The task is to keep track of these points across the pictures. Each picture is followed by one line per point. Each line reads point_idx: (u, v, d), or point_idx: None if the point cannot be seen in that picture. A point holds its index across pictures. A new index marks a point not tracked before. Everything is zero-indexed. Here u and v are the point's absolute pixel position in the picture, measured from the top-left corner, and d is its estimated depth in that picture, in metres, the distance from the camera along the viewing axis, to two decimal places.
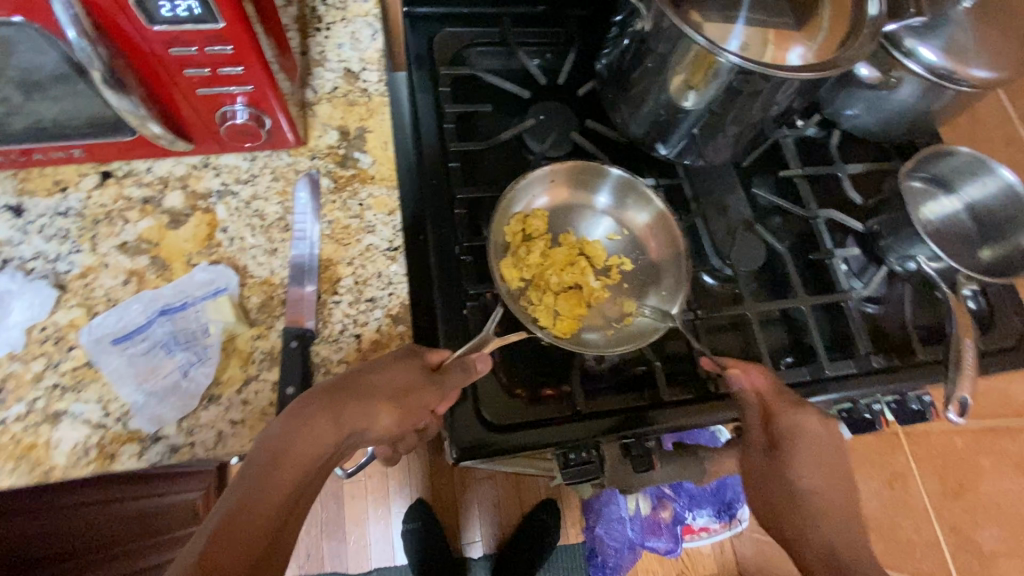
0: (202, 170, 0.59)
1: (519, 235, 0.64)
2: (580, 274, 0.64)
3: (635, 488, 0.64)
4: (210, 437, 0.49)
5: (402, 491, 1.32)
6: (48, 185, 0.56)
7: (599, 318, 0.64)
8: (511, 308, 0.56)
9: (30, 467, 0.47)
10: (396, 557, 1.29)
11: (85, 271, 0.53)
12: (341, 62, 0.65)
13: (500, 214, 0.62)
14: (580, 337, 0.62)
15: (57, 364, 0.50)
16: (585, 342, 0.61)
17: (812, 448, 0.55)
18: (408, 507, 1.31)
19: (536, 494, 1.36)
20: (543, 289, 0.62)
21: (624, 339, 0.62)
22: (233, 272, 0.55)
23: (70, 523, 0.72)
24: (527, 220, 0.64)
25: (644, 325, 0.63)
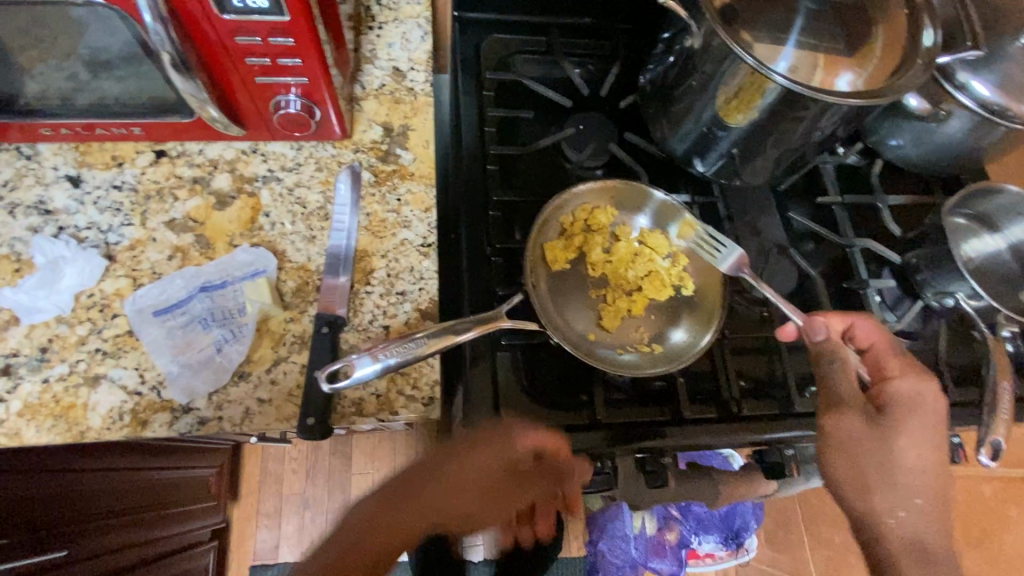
0: (250, 155, 0.61)
1: (579, 224, 0.59)
2: (619, 275, 0.59)
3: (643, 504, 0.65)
4: (238, 413, 0.51)
5: None
6: (107, 159, 0.59)
7: (616, 328, 0.58)
8: (533, 301, 0.54)
9: (67, 426, 0.49)
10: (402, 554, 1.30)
11: (134, 243, 0.56)
12: (390, 61, 0.68)
13: (562, 200, 0.59)
14: (599, 351, 0.56)
15: (101, 331, 0.52)
16: (604, 357, 0.55)
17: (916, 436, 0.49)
18: None
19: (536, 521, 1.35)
20: (578, 289, 0.59)
21: (650, 364, 0.56)
22: (272, 255, 0.57)
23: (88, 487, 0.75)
24: (592, 212, 0.60)
25: (668, 354, 0.57)
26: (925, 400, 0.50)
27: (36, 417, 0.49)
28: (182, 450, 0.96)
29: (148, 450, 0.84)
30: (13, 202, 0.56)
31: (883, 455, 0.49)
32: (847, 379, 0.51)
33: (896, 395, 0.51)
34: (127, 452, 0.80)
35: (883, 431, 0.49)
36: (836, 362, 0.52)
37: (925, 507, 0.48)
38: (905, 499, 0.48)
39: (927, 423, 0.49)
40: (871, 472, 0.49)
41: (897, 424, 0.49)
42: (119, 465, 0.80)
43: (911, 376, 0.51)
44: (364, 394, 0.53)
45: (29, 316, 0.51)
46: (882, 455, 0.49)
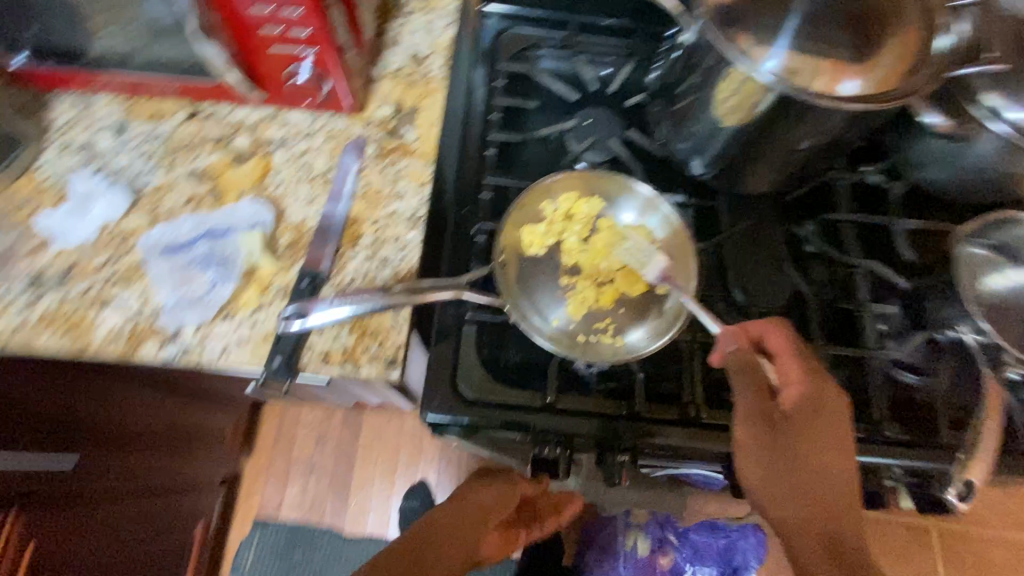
0: (271, 120, 0.67)
1: (561, 212, 0.60)
2: (593, 266, 0.59)
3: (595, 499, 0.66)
4: (217, 347, 0.56)
5: (407, 471, 1.45)
6: (149, 113, 0.66)
7: (582, 316, 0.58)
8: (498, 276, 0.55)
9: (75, 337, 0.55)
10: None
11: (158, 188, 0.62)
12: (412, 46, 0.72)
13: (546, 185, 0.60)
14: (558, 335, 0.57)
15: (117, 260, 0.59)
16: (560, 341, 0.56)
17: (820, 436, 0.51)
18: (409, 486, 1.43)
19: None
20: (550, 274, 0.59)
21: (607, 354, 0.55)
22: (272, 211, 0.62)
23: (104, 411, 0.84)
24: (576, 202, 0.60)
25: (628, 348, 0.56)
26: (824, 402, 0.51)
27: (53, 326, 0.56)
28: (209, 404, 1.04)
29: (181, 401, 0.93)
30: (67, 143, 0.64)
31: (792, 464, 0.50)
32: (757, 388, 0.50)
33: (795, 402, 0.51)
34: (164, 401, 0.88)
35: (788, 439, 0.51)
36: (744, 373, 0.51)
37: (831, 506, 0.51)
38: (809, 502, 0.50)
39: (824, 426, 0.51)
40: (784, 482, 0.50)
41: (800, 432, 0.51)
42: (150, 410, 0.88)
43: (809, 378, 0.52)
44: (331, 347, 0.57)
45: (61, 240, 0.59)
46: (790, 464, 0.50)
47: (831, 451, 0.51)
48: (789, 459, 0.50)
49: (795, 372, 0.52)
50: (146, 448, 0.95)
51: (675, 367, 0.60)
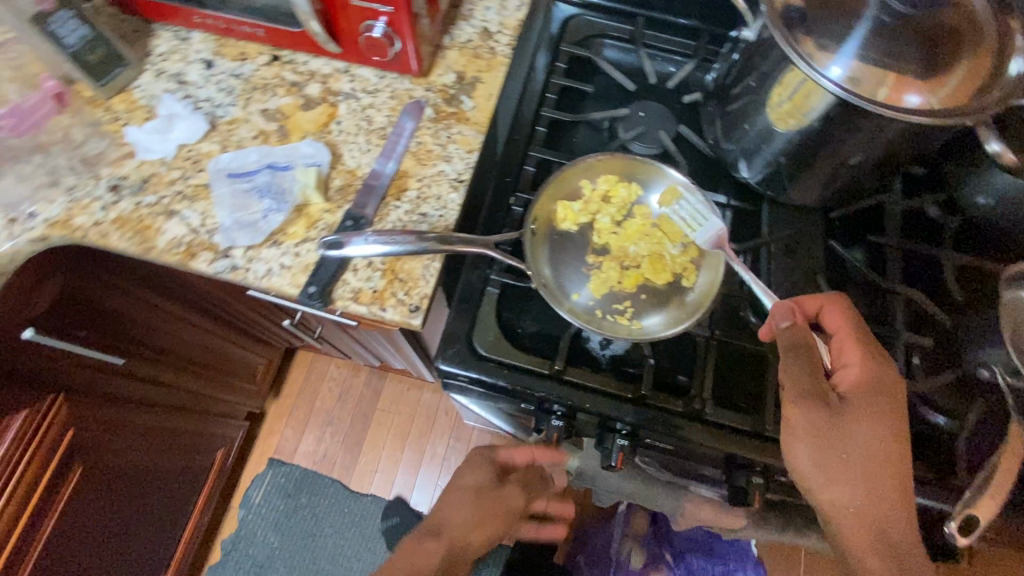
0: (342, 73, 0.72)
1: (598, 193, 0.61)
2: (621, 248, 0.60)
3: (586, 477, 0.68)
4: (261, 269, 0.60)
5: (418, 440, 1.52)
6: (236, 53, 0.72)
7: (602, 295, 0.58)
8: (528, 241, 0.57)
9: (143, 240, 0.62)
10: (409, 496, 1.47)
11: (233, 120, 0.68)
12: (482, 21, 0.75)
13: (587, 165, 0.61)
14: (576, 308, 0.57)
15: (188, 178, 0.65)
16: (578, 313, 0.57)
17: (867, 418, 0.51)
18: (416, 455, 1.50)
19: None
20: (577, 250, 0.60)
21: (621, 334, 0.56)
22: (330, 154, 0.66)
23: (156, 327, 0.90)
24: (615, 185, 0.61)
25: (644, 332, 0.56)
26: (879, 385, 0.52)
27: (126, 227, 0.62)
28: (238, 330, 1.11)
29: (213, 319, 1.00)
30: (163, 70, 0.71)
31: (843, 446, 0.51)
32: (812, 366, 0.52)
33: (851, 381, 0.53)
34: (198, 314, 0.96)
35: (842, 420, 0.52)
36: (796, 348, 0.52)
37: (879, 488, 0.51)
38: (854, 482, 0.51)
39: (878, 410, 0.52)
40: (835, 464, 0.50)
41: (855, 415, 0.52)
42: (186, 324, 0.95)
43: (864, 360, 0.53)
44: (363, 287, 0.60)
45: (144, 154, 0.65)
46: (843, 447, 0.51)
47: (887, 437, 0.51)
48: (836, 441, 0.51)
49: (850, 355, 0.54)
50: (187, 367, 1.03)
51: (691, 352, 0.60)
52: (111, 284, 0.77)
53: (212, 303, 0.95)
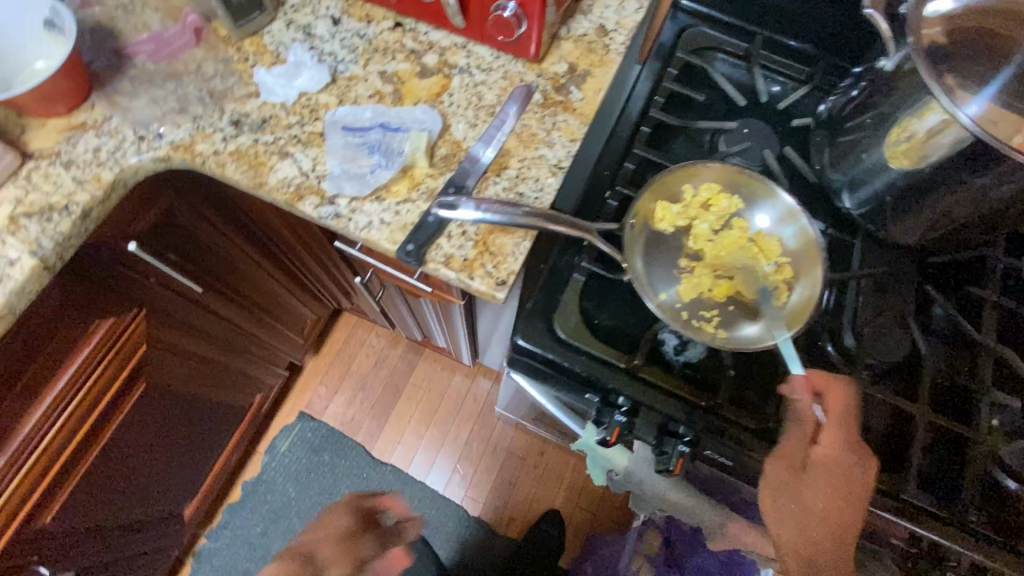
0: (459, 48, 0.74)
1: (699, 199, 0.61)
2: (716, 257, 0.60)
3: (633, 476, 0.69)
4: (362, 221, 0.63)
5: (444, 421, 1.55)
6: (362, 14, 0.75)
7: (690, 299, 0.59)
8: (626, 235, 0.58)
9: (257, 175, 0.65)
10: (427, 473, 1.51)
11: (352, 77, 0.71)
12: (600, 18, 0.76)
13: (693, 171, 0.61)
14: (663, 307, 0.58)
15: (304, 124, 0.68)
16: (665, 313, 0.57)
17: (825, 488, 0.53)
18: (440, 435, 1.54)
19: (529, 490, 1.50)
20: (671, 252, 0.61)
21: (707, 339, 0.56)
22: (440, 122, 0.69)
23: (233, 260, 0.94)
24: (717, 195, 0.61)
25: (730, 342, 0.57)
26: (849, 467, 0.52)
27: (243, 160, 0.65)
28: (292, 276, 1.15)
29: (274, 259, 1.03)
30: (293, 20, 0.74)
31: (795, 501, 0.54)
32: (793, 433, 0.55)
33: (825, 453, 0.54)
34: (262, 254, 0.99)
35: (803, 478, 0.55)
36: (789, 419, 0.56)
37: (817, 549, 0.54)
38: (797, 536, 0.55)
39: (839, 484, 0.53)
40: (786, 517, 0.55)
41: (813, 482, 0.54)
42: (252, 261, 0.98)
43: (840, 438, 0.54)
44: (455, 253, 0.62)
45: (267, 97, 0.69)
46: (796, 503, 0.54)
47: (833, 507, 0.53)
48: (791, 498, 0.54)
49: (830, 432, 0.54)
50: (245, 305, 1.06)
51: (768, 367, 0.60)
52: (201, 209, 0.82)
53: (278, 243, 0.98)
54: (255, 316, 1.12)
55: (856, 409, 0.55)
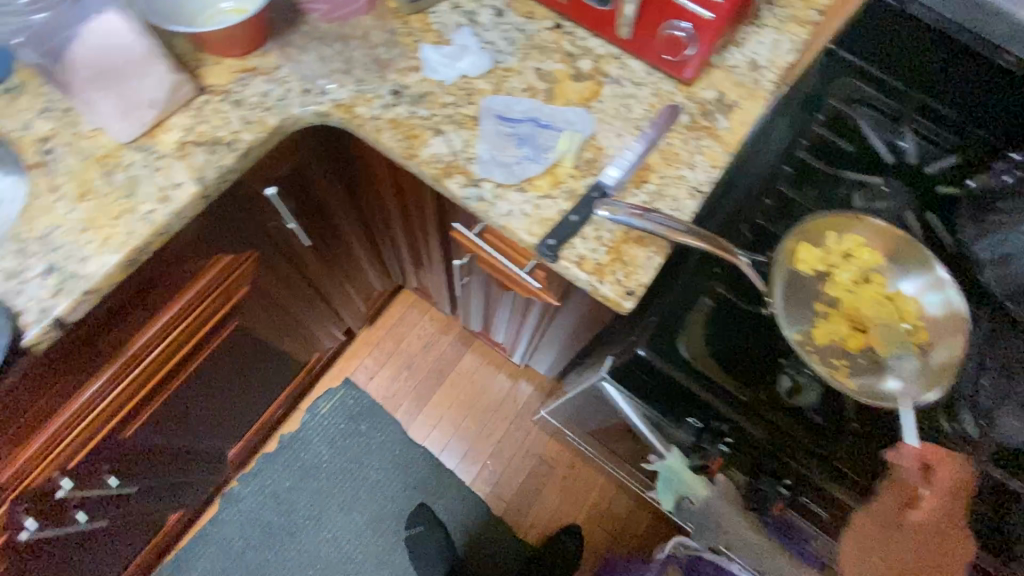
0: (613, 58, 0.75)
1: (844, 249, 0.64)
2: (853, 306, 0.63)
3: (716, 513, 0.68)
4: (503, 208, 0.65)
5: (483, 415, 1.57)
6: (525, 10, 0.77)
7: (824, 341, 0.61)
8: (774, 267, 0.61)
9: (410, 147, 0.67)
10: (458, 462, 1.52)
11: (508, 68, 0.73)
12: (752, 54, 0.76)
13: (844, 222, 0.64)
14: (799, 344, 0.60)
15: (459, 106, 0.70)
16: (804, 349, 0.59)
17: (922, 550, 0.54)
18: (476, 428, 1.56)
19: (552, 501, 1.50)
20: (811, 294, 0.63)
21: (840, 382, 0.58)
22: (590, 127, 0.70)
23: (334, 213, 0.98)
24: (861, 247, 0.64)
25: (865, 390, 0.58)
26: (947, 536, 0.54)
27: (399, 130, 0.68)
28: (371, 239, 1.20)
29: (364, 220, 1.08)
30: (458, 5, 0.76)
31: (892, 562, 0.54)
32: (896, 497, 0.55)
33: (926, 517, 0.54)
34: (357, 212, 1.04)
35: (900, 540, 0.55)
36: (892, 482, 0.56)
37: None
38: None
39: (937, 551, 0.53)
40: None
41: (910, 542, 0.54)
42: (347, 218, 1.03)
43: (944, 509, 0.54)
44: (588, 255, 0.63)
45: (426, 74, 0.71)
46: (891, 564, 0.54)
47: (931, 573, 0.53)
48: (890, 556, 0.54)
49: (934, 502, 0.53)
50: (330, 260, 1.10)
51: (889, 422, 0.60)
52: (325, 158, 0.85)
53: (374, 205, 1.03)
54: (335, 272, 1.16)
55: (966, 487, 0.54)
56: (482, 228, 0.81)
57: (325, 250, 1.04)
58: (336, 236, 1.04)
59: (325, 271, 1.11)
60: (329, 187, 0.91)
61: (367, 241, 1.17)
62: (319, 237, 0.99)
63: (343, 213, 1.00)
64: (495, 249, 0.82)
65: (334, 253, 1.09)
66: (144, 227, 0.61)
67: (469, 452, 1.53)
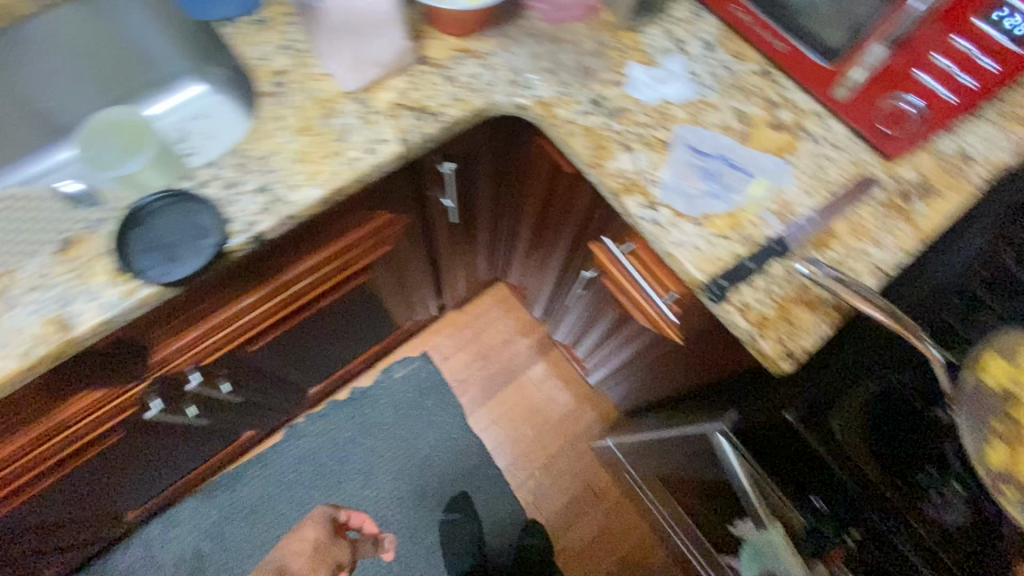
0: (816, 116, 0.73)
1: None
2: None
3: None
4: (677, 236, 0.65)
5: (541, 425, 1.57)
6: (735, 50, 0.77)
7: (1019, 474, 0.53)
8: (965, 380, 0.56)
9: (598, 156, 0.69)
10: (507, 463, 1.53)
11: (708, 103, 0.73)
12: (964, 145, 0.72)
13: None
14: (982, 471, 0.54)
15: (653, 128, 0.71)
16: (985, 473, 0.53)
17: None
18: (532, 436, 1.56)
19: (587, 530, 1.48)
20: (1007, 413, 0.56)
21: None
22: (781, 180, 0.69)
23: (480, 194, 1.02)
24: None
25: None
26: None
27: (591, 138, 0.70)
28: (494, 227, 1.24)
29: (498, 210, 1.13)
30: (670, 31, 0.77)
31: None
32: None
33: None
34: (496, 202, 1.09)
35: None
36: None
37: None
38: None
39: None
40: None
41: None
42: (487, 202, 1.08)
43: None
44: (753, 304, 0.62)
45: (628, 91, 0.73)
46: None
47: None
48: None
49: None
50: (456, 236, 1.15)
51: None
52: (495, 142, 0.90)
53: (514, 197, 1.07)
54: (455, 249, 1.21)
55: None
56: (631, 246, 0.79)
57: (456, 226, 1.09)
58: (470, 215, 1.09)
59: (448, 245, 1.16)
60: (486, 169, 0.95)
61: (491, 227, 1.22)
62: (459, 213, 1.04)
63: (486, 196, 1.05)
64: (638, 271, 0.80)
65: (462, 231, 1.14)
66: (348, 172, 0.66)
67: (519, 457, 1.54)
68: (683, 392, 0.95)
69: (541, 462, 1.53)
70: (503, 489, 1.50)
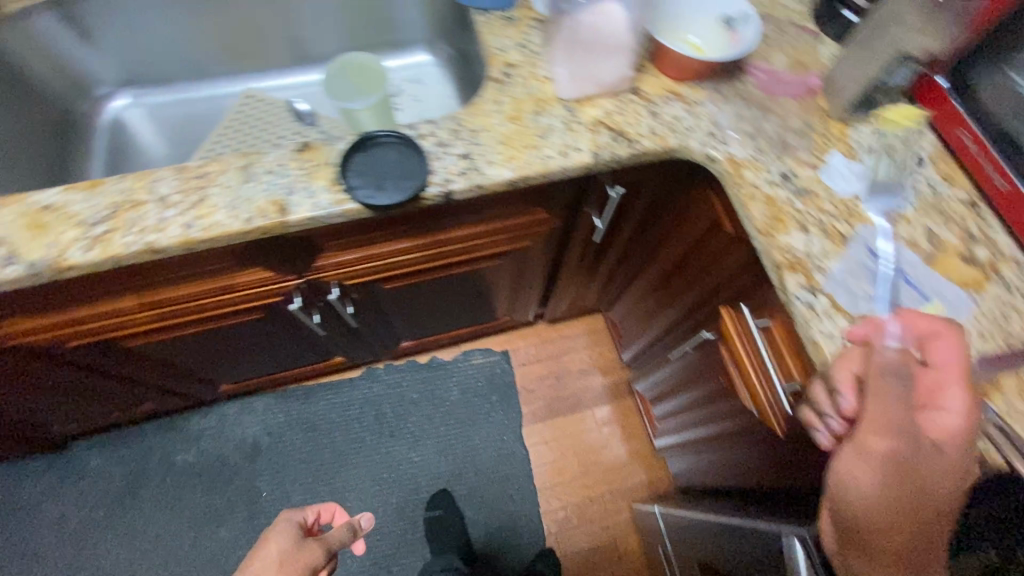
0: (1016, 264, 0.69)
1: None
2: None
3: None
4: (829, 328, 0.64)
5: (589, 463, 1.56)
6: (945, 173, 0.75)
7: None
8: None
9: (772, 226, 0.70)
10: (545, 485, 1.53)
11: (900, 213, 0.72)
12: None
13: None
14: None
15: (835, 219, 0.71)
16: None
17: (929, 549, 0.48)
18: (577, 470, 1.55)
19: None
20: None
21: None
22: (958, 312, 0.66)
23: (627, 226, 1.06)
24: None
25: None
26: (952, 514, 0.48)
27: (770, 208, 0.71)
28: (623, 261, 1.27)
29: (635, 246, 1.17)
30: (882, 135, 0.77)
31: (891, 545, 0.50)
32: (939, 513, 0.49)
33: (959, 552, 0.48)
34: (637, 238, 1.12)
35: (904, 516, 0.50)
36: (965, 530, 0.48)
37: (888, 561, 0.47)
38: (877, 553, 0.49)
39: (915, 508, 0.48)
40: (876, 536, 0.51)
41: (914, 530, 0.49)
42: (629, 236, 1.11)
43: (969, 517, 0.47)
44: None
45: (820, 177, 0.74)
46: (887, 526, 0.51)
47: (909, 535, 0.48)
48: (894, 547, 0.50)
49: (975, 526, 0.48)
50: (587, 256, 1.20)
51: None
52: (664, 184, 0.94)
53: None
54: (581, 267, 1.25)
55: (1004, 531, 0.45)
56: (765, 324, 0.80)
57: (593, 247, 1.14)
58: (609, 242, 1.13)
59: (577, 262, 1.21)
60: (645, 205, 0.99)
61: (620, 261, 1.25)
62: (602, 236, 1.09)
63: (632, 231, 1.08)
64: (767, 348, 0.79)
65: (595, 253, 1.18)
66: (540, 165, 0.73)
67: (558, 484, 1.54)
68: (763, 489, 0.91)
69: (577, 498, 1.52)
70: (532, 507, 1.51)
